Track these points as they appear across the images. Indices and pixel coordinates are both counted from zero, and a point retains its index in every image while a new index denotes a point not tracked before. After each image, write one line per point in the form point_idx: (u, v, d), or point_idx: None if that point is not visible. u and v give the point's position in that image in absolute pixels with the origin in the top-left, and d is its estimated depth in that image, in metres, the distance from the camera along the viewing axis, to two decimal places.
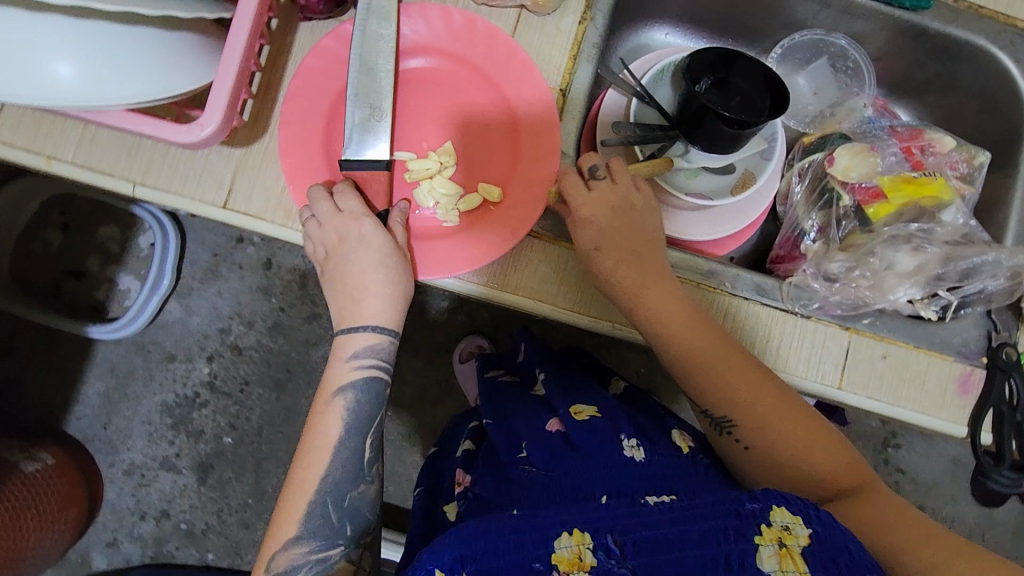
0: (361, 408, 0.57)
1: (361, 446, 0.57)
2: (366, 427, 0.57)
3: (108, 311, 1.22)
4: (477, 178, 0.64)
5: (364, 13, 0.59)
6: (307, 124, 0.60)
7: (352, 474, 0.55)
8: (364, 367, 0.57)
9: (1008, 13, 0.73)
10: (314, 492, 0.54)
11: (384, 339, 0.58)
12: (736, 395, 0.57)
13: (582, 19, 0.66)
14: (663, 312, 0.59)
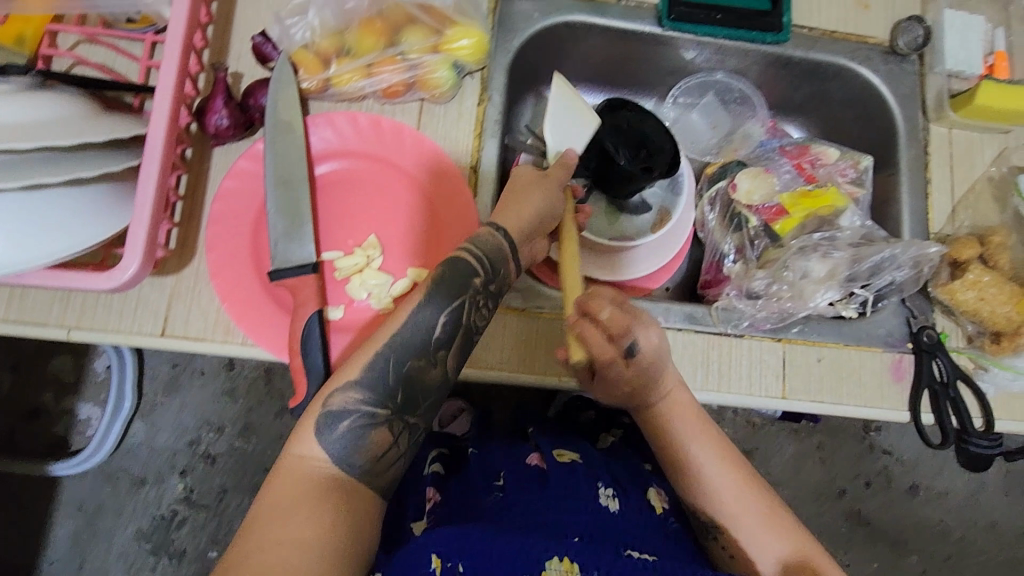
0: (445, 283, 0.55)
1: (436, 323, 0.54)
2: (445, 303, 0.54)
3: (69, 445, 1.18)
4: (405, 264, 0.66)
5: (271, 130, 0.62)
6: (233, 241, 0.62)
7: (421, 343, 0.53)
8: (470, 252, 0.57)
9: (858, 33, 0.81)
10: (383, 346, 0.53)
11: (495, 243, 0.58)
12: (754, 538, 0.59)
13: (481, 100, 0.71)
14: (694, 450, 0.62)
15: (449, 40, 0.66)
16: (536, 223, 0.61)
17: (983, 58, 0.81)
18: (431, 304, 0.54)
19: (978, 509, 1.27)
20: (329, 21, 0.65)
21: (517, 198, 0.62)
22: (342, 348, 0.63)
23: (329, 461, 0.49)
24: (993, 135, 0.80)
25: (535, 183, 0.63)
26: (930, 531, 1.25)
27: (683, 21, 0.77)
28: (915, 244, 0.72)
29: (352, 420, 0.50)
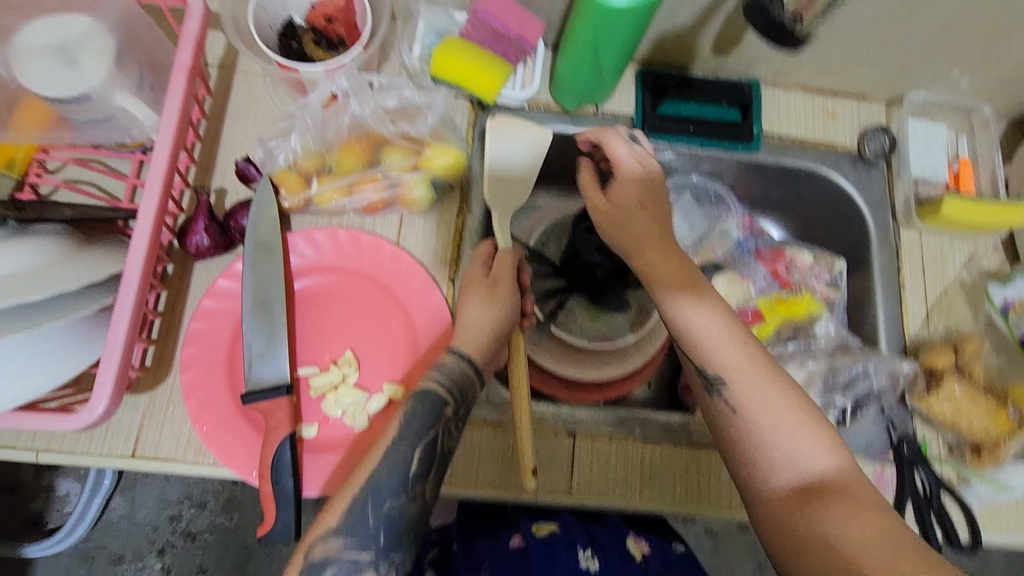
0: (417, 415, 0.56)
1: (411, 456, 0.55)
2: (415, 439, 0.56)
3: (46, 522, 1.15)
4: (382, 378, 0.66)
5: (252, 251, 0.63)
6: (209, 361, 0.62)
7: (395, 482, 0.54)
8: (437, 381, 0.58)
9: (828, 139, 0.84)
10: (360, 488, 0.53)
11: (463, 368, 0.59)
12: (791, 460, 0.50)
13: (460, 211, 0.73)
14: (723, 360, 0.55)
15: (428, 157, 0.67)
16: (496, 339, 0.61)
17: (948, 164, 0.83)
18: (407, 440, 0.55)
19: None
20: (312, 143, 0.66)
21: (467, 315, 0.62)
22: (337, 464, 0.62)
23: None
24: (963, 239, 0.81)
25: (489, 293, 0.63)
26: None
27: (659, 132, 0.80)
28: (887, 361, 0.73)
29: (335, 568, 0.51)
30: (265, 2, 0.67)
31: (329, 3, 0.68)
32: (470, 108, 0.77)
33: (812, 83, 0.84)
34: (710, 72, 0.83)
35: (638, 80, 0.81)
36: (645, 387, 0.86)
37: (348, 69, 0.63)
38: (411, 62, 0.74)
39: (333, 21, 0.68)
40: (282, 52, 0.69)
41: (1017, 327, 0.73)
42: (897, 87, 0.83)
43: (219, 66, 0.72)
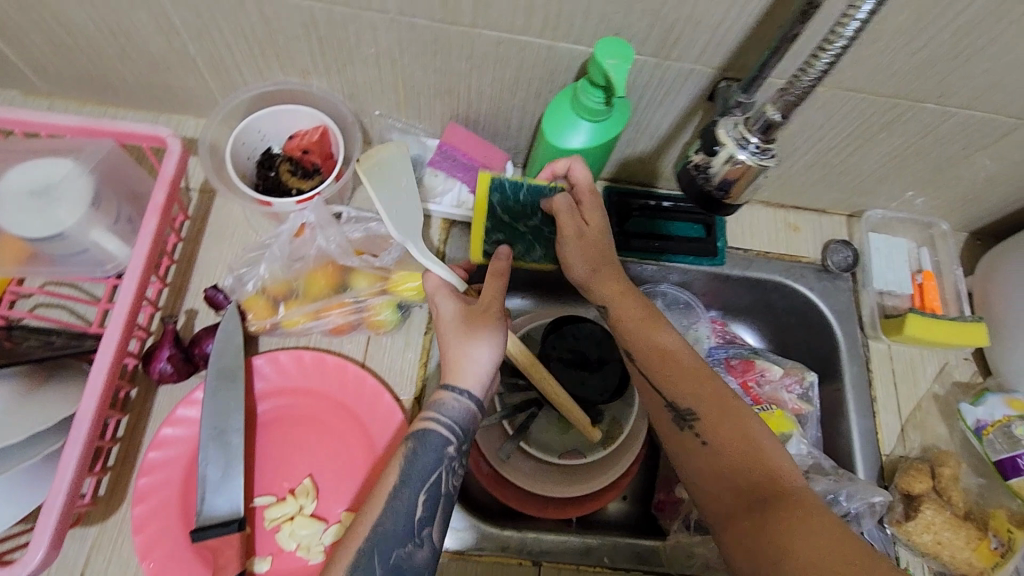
0: (419, 459, 0.55)
1: (415, 502, 0.54)
2: (422, 482, 0.54)
3: None
4: (339, 507, 0.65)
5: (214, 379, 0.63)
6: (163, 491, 0.61)
7: (401, 529, 0.52)
8: (438, 420, 0.57)
9: (792, 252, 0.86)
10: (364, 540, 0.51)
11: (465, 405, 0.57)
12: (775, 474, 0.53)
13: (428, 329, 0.73)
14: (708, 419, 0.57)
15: (396, 283, 0.69)
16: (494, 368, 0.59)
17: (913, 276, 0.84)
18: (410, 485, 0.54)
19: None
20: (279, 271, 0.68)
21: (459, 349, 0.59)
22: None
23: None
24: (932, 351, 0.81)
25: (483, 319, 0.59)
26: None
27: (624, 249, 0.81)
28: (862, 489, 0.70)
29: None
30: (243, 137, 0.70)
31: (306, 137, 0.72)
32: (441, 225, 0.79)
33: (773, 199, 0.87)
34: (674, 190, 0.86)
35: (603, 197, 0.83)
36: (621, 500, 0.84)
37: (316, 204, 0.66)
38: None
39: (309, 152, 0.72)
40: (260, 181, 0.73)
41: (992, 449, 0.71)
42: (855, 204, 0.86)
43: (199, 190, 0.75)
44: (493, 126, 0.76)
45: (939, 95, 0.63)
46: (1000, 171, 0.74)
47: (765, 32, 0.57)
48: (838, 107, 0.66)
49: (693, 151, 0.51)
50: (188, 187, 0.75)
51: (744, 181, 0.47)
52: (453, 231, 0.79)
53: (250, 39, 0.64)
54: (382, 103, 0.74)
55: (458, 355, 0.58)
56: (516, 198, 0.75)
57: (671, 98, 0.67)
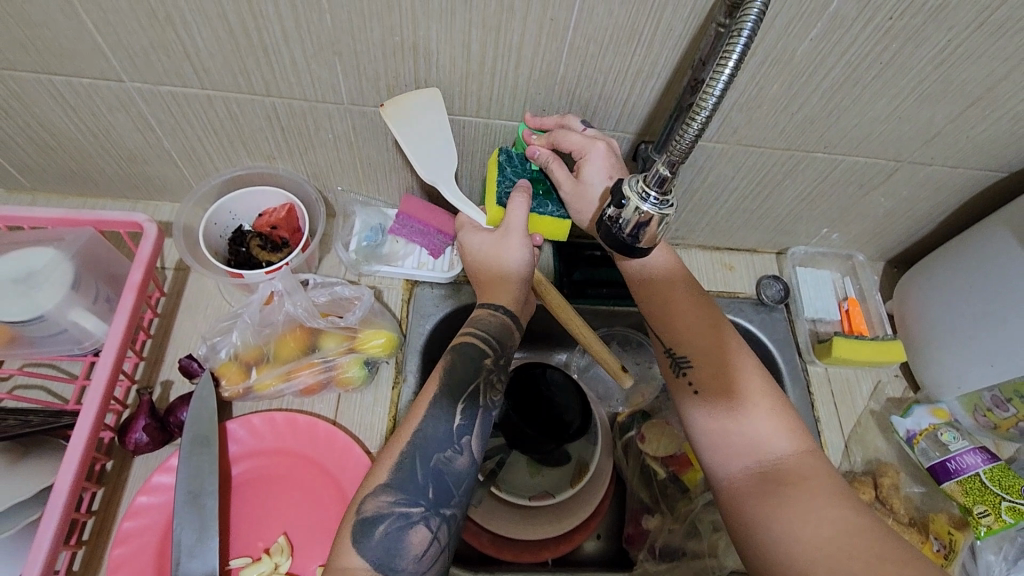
0: (459, 367, 0.62)
1: (457, 404, 0.60)
2: (461, 391, 0.61)
3: None
4: (314, 562, 0.67)
5: (188, 445, 0.66)
6: (137, 561, 0.63)
7: (440, 437, 0.58)
8: (478, 333, 0.65)
9: (729, 289, 0.93)
10: (411, 443, 0.58)
11: (501, 319, 0.67)
12: (771, 438, 0.60)
13: (395, 383, 0.78)
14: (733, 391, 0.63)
15: (362, 341, 0.74)
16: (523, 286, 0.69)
17: (839, 303, 0.92)
18: (452, 393, 0.61)
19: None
20: (251, 338, 0.72)
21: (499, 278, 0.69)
22: None
23: (369, 567, 0.52)
24: (865, 370, 0.88)
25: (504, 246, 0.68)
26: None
27: (574, 296, 0.87)
28: None
29: (387, 524, 0.54)
30: (215, 217, 0.77)
31: (273, 214, 0.79)
32: (404, 286, 0.85)
33: (707, 242, 0.95)
34: None
35: (553, 251, 0.90)
36: (596, 539, 0.86)
37: (283, 273, 0.72)
38: (348, 256, 0.83)
39: (277, 228, 0.78)
40: (231, 256, 0.78)
41: (925, 456, 0.77)
42: (780, 242, 0.95)
43: (174, 268, 0.81)
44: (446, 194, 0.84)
45: (825, 145, 0.73)
46: (895, 206, 0.85)
47: (666, 103, 0.66)
48: (743, 160, 0.76)
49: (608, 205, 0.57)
50: (163, 266, 0.81)
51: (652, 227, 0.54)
52: (416, 291, 0.84)
53: (220, 131, 0.72)
54: (343, 179, 0.82)
55: (491, 278, 0.69)
56: (526, 168, 0.72)
57: None
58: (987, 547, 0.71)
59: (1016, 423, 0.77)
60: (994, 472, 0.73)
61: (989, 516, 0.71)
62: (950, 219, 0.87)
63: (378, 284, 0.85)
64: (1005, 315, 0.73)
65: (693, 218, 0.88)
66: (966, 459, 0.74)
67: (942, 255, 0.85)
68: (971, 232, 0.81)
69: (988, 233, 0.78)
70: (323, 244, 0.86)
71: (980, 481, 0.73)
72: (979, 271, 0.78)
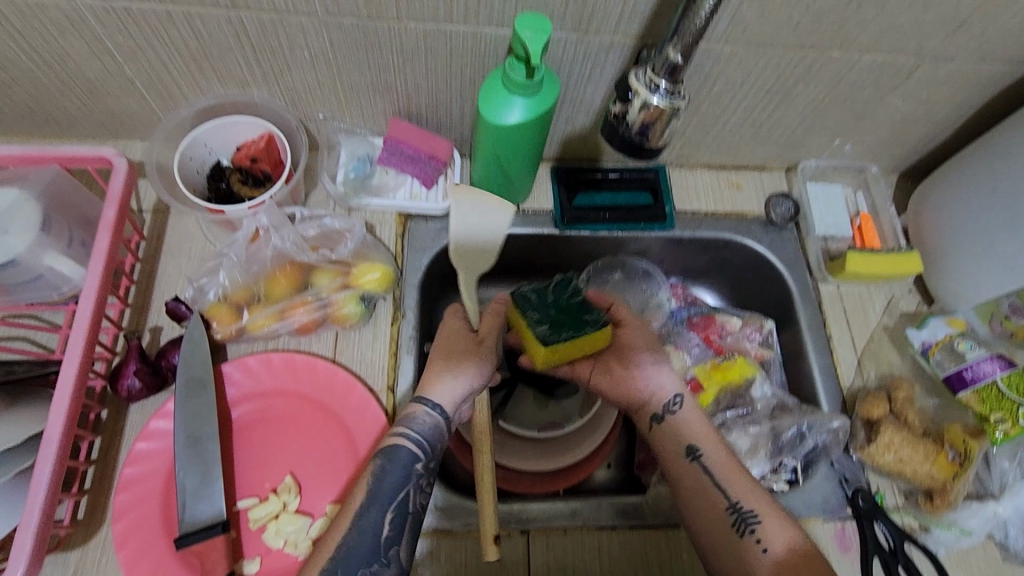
0: (387, 475, 0.59)
1: (381, 521, 0.57)
2: (388, 504, 0.58)
3: None
4: (322, 500, 0.66)
5: (183, 389, 0.64)
6: (143, 506, 0.61)
7: (366, 549, 0.56)
8: (408, 436, 0.61)
9: (738, 209, 0.89)
10: (331, 557, 0.55)
11: (433, 422, 0.62)
12: (774, 548, 0.61)
13: (394, 319, 0.75)
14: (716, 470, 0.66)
15: (357, 276, 0.71)
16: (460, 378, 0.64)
17: (851, 219, 0.88)
18: (378, 505, 0.58)
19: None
20: (239, 278, 0.69)
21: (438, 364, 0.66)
22: None
23: None
24: (878, 286, 0.86)
25: (464, 352, 0.66)
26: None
27: (577, 222, 0.83)
28: (821, 421, 0.75)
29: None
30: (190, 151, 0.72)
31: (252, 145, 0.73)
32: (397, 219, 0.81)
33: (714, 161, 0.90)
34: (619, 163, 0.89)
35: (551, 177, 0.86)
36: (607, 468, 0.85)
37: (268, 207, 0.68)
38: (335, 189, 0.78)
39: (257, 160, 0.74)
40: (211, 193, 0.74)
41: (939, 367, 0.76)
42: (790, 157, 0.90)
43: (152, 211, 0.76)
44: (436, 118, 0.78)
45: (842, 42, 0.68)
46: (912, 110, 0.80)
47: None
48: (753, 63, 0.70)
49: (612, 103, 0.57)
50: (140, 209, 0.76)
51: (661, 123, 0.54)
52: (410, 225, 0.80)
53: (184, 53, 0.66)
54: (324, 106, 0.76)
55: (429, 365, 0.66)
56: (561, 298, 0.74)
57: (597, 73, 0.71)
58: (1002, 453, 0.71)
59: None
60: (1012, 378, 0.71)
61: (1005, 422, 0.70)
62: (971, 121, 0.82)
63: (371, 220, 0.80)
64: None
65: (699, 134, 0.83)
66: (984, 367, 0.73)
67: (961, 160, 0.80)
68: (994, 133, 0.77)
69: (1012, 133, 0.74)
70: (307, 178, 0.81)
71: (997, 389, 0.72)
72: (1001, 174, 0.74)
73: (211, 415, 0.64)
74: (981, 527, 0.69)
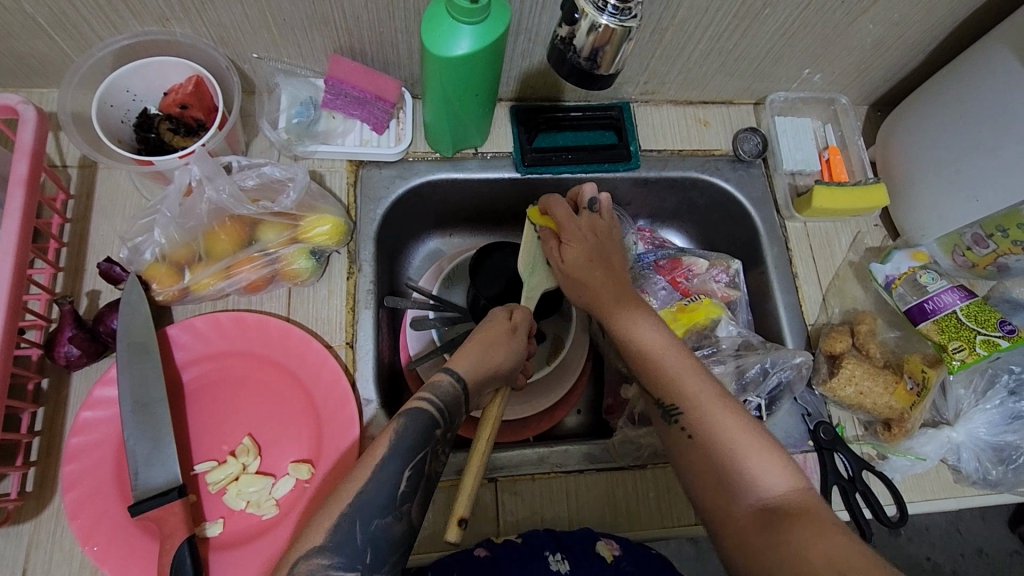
0: (409, 434, 0.53)
1: (400, 475, 0.51)
2: (408, 458, 0.52)
3: None
4: (283, 460, 0.64)
5: (125, 354, 0.61)
6: (95, 475, 0.59)
7: (382, 501, 0.50)
8: (433, 401, 0.55)
9: (705, 147, 0.86)
10: (347, 505, 0.49)
11: (456, 391, 0.57)
12: (755, 476, 0.52)
13: (350, 274, 0.72)
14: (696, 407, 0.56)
15: (306, 229, 0.67)
16: (490, 357, 0.60)
17: (820, 153, 0.85)
18: (398, 460, 0.52)
19: (962, 540, 1.29)
20: (176, 235, 0.64)
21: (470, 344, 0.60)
22: (271, 548, 0.59)
23: None
24: (845, 222, 0.85)
25: (502, 339, 0.62)
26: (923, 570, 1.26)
27: (539, 165, 0.79)
28: (783, 356, 0.74)
29: None
30: (109, 97, 0.65)
31: (180, 90, 0.67)
32: (348, 167, 0.76)
33: (680, 96, 0.86)
34: (581, 101, 0.84)
35: (510, 118, 0.81)
36: (577, 415, 0.85)
37: (198, 155, 0.62)
38: (277, 135, 0.73)
39: (188, 107, 0.67)
40: (140, 144, 0.68)
41: (901, 300, 0.75)
42: (757, 90, 0.86)
43: (78, 166, 0.70)
44: (382, 55, 0.73)
45: None
46: (882, 35, 0.77)
47: None
48: None
49: (560, 26, 0.57)
50: (64, 164, 0.70)
51: (611, 46, 0.55)
52: (361, 173, 0.76)
53: None
54: (258, 44, 0.70)
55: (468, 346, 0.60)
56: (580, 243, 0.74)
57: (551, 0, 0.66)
58: (958, 382, 0.73)
59: (995, 259, 0.76)
60: (970, 308, 0.72)
61: (963, 351, 0.70)
62: (940, 47, 0.79)
63: (319, 168, 0.76)
64: (995, 142, 0.69)
65: (664, 67, 0.79)
66: (944, 298, 0.73)
67: (929, 88, 0.78)
68: (963, 58, 0.75)
69: (982, 56, 0.72)
70: (246, 126, 0.76)
71: (956, 318, 0.72)
72: (969, 100, 0.72)
73: (158, 380, 0.61)
74: (935, 452, 0.71)
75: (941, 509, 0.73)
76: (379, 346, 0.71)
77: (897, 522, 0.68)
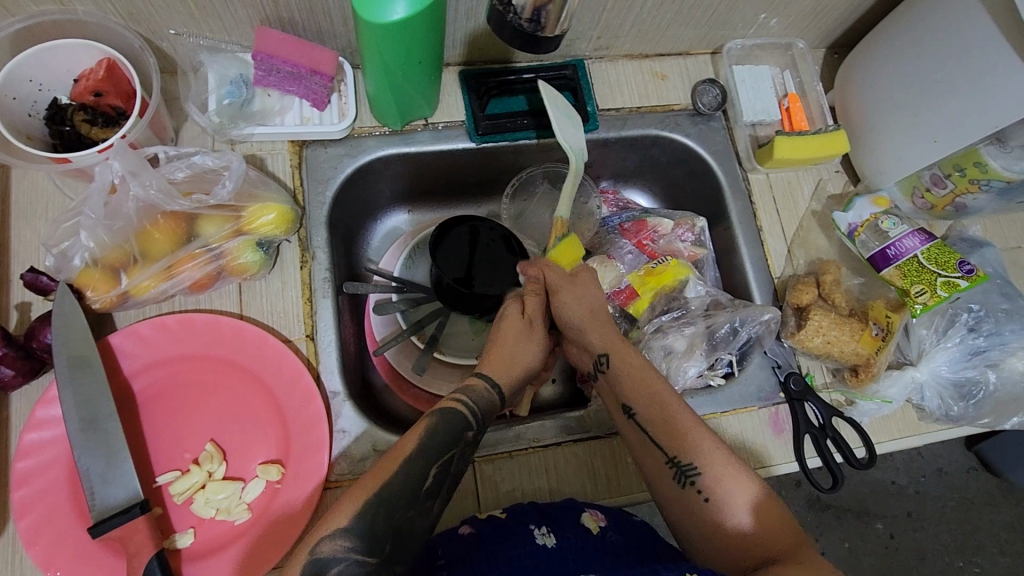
0: (438, 434, 0.53)
1: (428, 472, 0.51)
2: (435, 457, 0.52)
3: None
4: (251, 462, 0.62)
5: (64, 370, 0.56)
6: (48, 500, 0.56)
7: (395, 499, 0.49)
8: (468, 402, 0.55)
9: (664, 103, 0.83)
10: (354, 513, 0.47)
11: (489, 395, 0.57)
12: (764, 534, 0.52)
13: (304, 263, 0.68)
14: (707, 470, 0.55)
15: (249, 220, 0.63)
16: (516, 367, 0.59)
17: (779, 101, 0.83)
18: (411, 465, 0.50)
19: (924, 462, 1.35)
20: (106, 238, 0.59)
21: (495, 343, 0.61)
22: (245, 554, 0.57)
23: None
24: (806, 170, 0.84)
25: (524, 339, 0.61)
26: (888, 495, 1.32)
27: (494, 133, 0.76)
28: (752, 313, 0.74)
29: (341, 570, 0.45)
30: (12, 89, 0.59)
31: (91, 75, 0.61)
32: (290, 148, 0.71)
33: (634, 50, 0.83)
34: (533, 62, 0.80)
35: (459, 85, 0.77)
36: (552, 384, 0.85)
37: (119, 149, 0.56)
38: (208, 119, 0.68)
39: (102, 94, 0.62)
40: (55, 139, 0.62)
41: (865, 247, 0.76)
42: (714, 38, 0.83)
43: None
44: (314, 24, 0.67)
45: None
46: None
47: None
48: None
49: None
50: None
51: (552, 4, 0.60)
52: (306, 153, 0.71)
53: None
54: (175, 20, 0.63)
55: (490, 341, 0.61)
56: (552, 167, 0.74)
57: None
58: (920, 323, 0.74)
59: (953, 199, 0.77)
60: (930, 251, 0.73)
61: (925, 294, 0.71)
62: None
63: (258, 151, 0.70)
64: (953, 82, 0.68)
65: (616, 20, 0.75)
66: (905, 243, 0.74)
67: (885, 29, 0.77)
68: None
69: None
70: (172, 111, 0.70)
71: (918, 262, 0.73)
72: (926, 38, 0.71)
73: (105, 394, 0.58)
74: (900, 393, 0.73)
75: (906, 446, 0.76)
76: (342, 334, 0.68)
77: (868, 462, 0.70)
